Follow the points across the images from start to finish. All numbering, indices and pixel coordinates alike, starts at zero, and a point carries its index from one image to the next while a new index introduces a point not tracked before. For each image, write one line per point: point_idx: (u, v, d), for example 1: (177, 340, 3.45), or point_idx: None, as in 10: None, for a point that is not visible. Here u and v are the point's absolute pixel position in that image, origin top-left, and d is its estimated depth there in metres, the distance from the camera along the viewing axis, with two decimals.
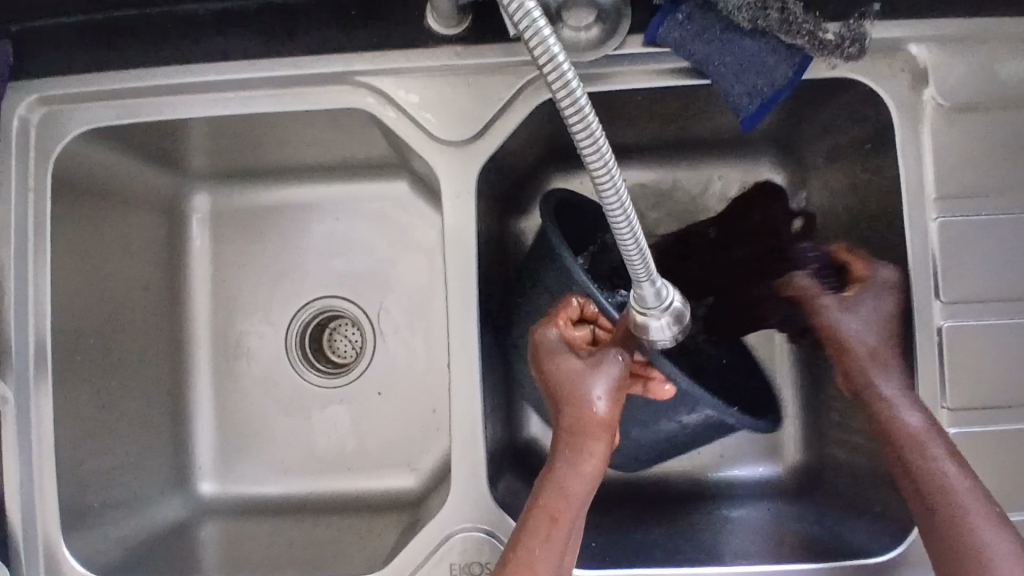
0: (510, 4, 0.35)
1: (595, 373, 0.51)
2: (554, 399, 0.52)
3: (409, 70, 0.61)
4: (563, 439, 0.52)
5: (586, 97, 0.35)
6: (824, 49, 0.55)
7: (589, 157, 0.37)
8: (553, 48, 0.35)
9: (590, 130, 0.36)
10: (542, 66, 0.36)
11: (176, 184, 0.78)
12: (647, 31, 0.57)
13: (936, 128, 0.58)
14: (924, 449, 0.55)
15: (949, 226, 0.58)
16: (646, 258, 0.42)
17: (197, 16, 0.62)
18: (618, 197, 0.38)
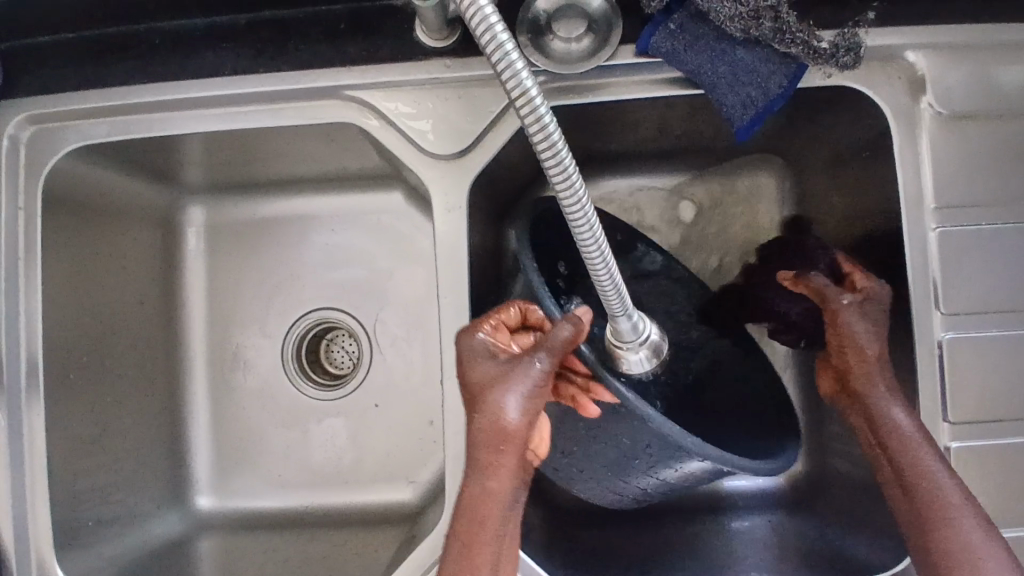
0: (484, 38, 0.36)
1: (507, 381, 0.47)
2: (469, 409, 0.49)
3: (400, 84, 0.60)
4: (474, 454, 0.48)
5: (560, 133, 0.36)
6: (818, 57, 0.54)
7: (559, 184, 0.38)
8: (526, 82, 0.36)
9: (559, 160, 0.37)
10: (515, 98, 0.37)
11: (170, 198, 0.78)
12: (638, 43, 0.56)
13: (934, 137, 0.57)
14: (917, 452, 0.53)
15: (949, 236, 0.57)
16: (622, 296, 0.44)
17: (186, 33, 0.62)
18: (587, 223, 0.40)
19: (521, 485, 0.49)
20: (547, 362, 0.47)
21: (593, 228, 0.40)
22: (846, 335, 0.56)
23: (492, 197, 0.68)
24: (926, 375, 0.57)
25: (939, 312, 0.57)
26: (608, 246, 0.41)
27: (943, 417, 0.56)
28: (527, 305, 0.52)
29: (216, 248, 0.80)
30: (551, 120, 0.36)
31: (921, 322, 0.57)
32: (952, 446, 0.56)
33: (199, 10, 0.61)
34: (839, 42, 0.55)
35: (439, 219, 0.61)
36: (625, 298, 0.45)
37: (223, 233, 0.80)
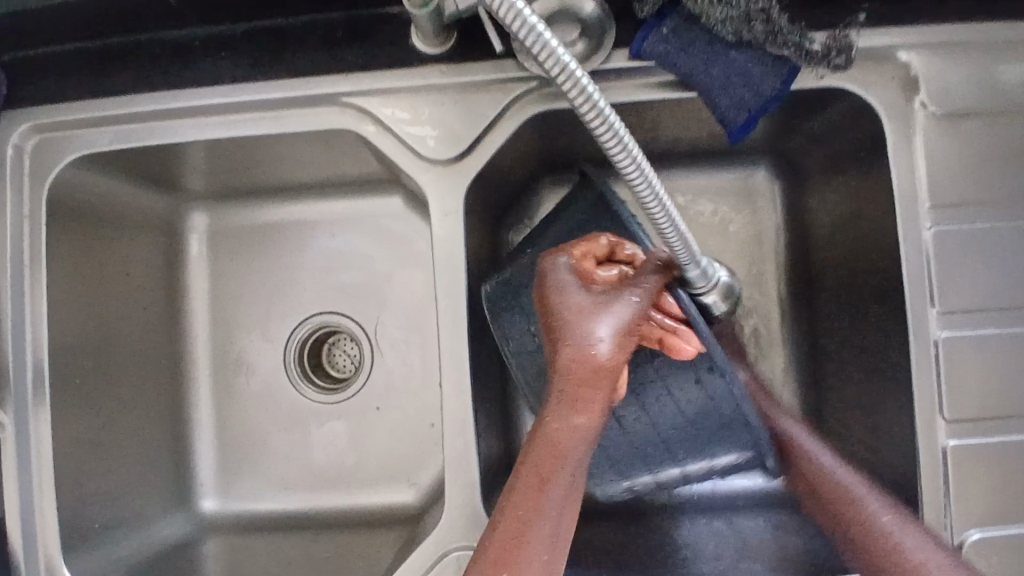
0: (512, 23, 0.40)
1: (603, 311, 0.48)
2: (554, 336, 0.48)
3: (397, 90, 0.61)
4: (561, 383, 0.47)
5: (600, 96, 0.41)
6: (811, 58, 0.55)
7: (617, 154, 0.42)
8: (562, 57, 0.40)
9: (614, 132, 0.41)
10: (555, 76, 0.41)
11: (174, 204, 0.78)
12: (632, 47, 0.57)
13: (927, 136, 0.57)
14: (823, 471, 0.60)
15: (944, 235, 0.57)
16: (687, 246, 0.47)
17: (187, 43, 0.63)
18: (646, 183, 0.43)
19: (605, 423, 0.49)
20: (642, 296, 0.48)
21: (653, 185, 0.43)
22: None
23: (489, 201, 0.68)
24: (922, 373, 0.57)
25: (935, 310, 0.57)
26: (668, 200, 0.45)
27: (940, 415, 0.57)
28: (615, 240, 0.53)
29: (219, 253, 0.81)
30: (599, 97, 0.41)
31: (917, 321, 0.57)
32: (949, 444, 0.56)
33: (198, 20, 0.62)
34: (832, 43, 0.55)
35: (435, 224, 0.61)
36: (693, 249, 0.48)
37: (226, 238, 0.81)
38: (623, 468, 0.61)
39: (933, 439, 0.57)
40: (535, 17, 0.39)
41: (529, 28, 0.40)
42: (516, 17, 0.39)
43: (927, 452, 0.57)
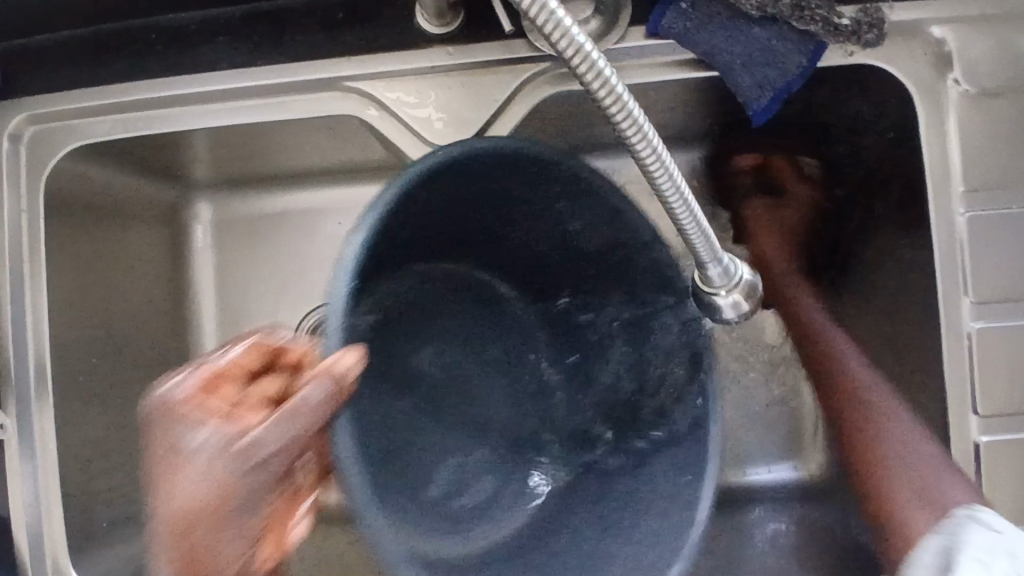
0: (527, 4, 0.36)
1: (213, 453, 0.41)
2: (161, 481, 0.43)
3: (401, 73, 0.58)
4: (173, 540, 0.42)
5: (622, 85, 0.39)
6: (840, 33, 0.52)
7: (631, 137, 0.40)
8: (580, 42, 0.38)
9: (629, 113, 0.39)
10: (571, 62, 0.38)
11: (178, 193, 0.76)
12: (648, 23, 0.54)
13: (960, 116, 0.54)
14: (902, 452, 0.56)
15: (978, 220, 0.54)
16: (708, 240, 0.44)
17: (183, 28, 0.61)
18: (666, 172, 0.41)
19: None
20: (262, 437, 0.42)
21: (671, 172, 0.41)
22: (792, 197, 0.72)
23: None
24: (954, 366, 0.55)
25: (970, 299, 0.54)
26: (688, 190, 0.42)
27: (971, 410, 0.54)
28: (284, 348, 0.48)
29: (224, 243, 0.80)
30: (613, 77, 0.39)
31: (949, 311, 0.55)
32: (980, 438, 0.54)
33: (193, 3, 0.59)
34: (862, 16, 0.52)
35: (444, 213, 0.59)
36: (716, 245, 0.45)
37: (231, 228, 0.79)
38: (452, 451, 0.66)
39: (965, 434, 0.55)
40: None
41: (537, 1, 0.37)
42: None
43: (958, 446, 0.55)
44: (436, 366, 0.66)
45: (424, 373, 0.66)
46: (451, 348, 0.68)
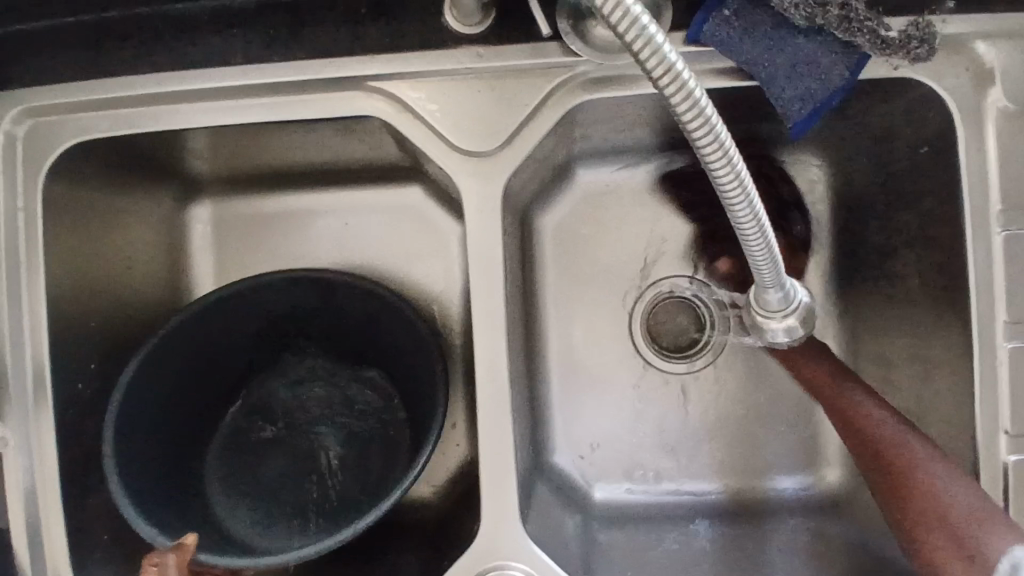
0: (616, 16, 0.35)
1: None
2: None
3: (428, 73, 0.55)
4: None
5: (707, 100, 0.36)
6: (882, 48, 0.51)
7: (715, 160, 0.38)
8: (668, 56, 0.36)
9: (716, 139, 0.37)
10: (655, 76, 0.36)
11: (179, 190, 0.72)
12: (689, 30, 0.52)
13: (1001, 132, 0.54)
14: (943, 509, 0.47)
15: (1016, 239, 0.54)
16: (773, 260, 0.43)
17: (193, 17, 0.57)
18: (743, 196, 0.40)
19: None
20: None
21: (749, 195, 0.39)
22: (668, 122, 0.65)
23: (519, 192, 0.63)
24: (987, 385, 0.54)
25: (1003, 319, 0.54)
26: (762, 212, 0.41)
27: (1003, 429, 0.54)
28: None
29: (222, 241, 0.75)
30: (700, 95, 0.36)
31: (983, 329, 0.54)
32: (1007, 460, 0.54)
33: None
34: (911, 34, 0.51)
35: (470, 220, 0.56)
36: (781, 267, 0.44)
37: (232, 228, 0.75)
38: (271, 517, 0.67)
39: (994, 453, 0.54)
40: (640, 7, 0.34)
41: (631, 19, 0.35)
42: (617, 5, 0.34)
43: (990, 467, 0.54)
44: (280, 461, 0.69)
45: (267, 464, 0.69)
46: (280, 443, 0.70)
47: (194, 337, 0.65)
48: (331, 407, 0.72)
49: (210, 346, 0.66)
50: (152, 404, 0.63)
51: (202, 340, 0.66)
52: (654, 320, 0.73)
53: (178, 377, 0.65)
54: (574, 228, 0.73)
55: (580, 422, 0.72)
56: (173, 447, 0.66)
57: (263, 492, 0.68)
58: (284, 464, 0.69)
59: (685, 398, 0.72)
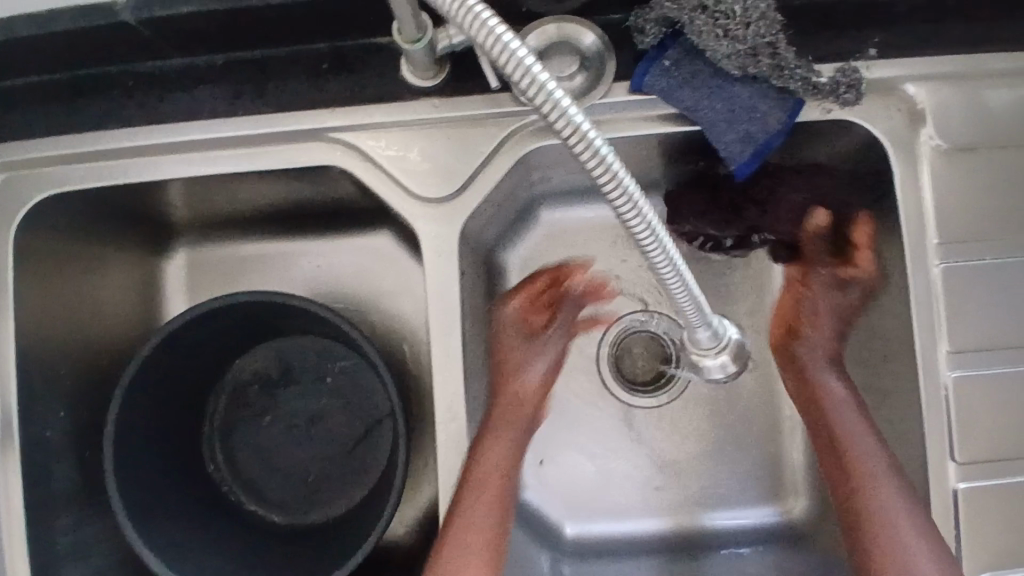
0: (521, 79, 0.34)
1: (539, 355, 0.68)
2: None
3: (385, 123, 0.58)
4: None
5: (616, 159, 0.36)
6: (805, 96, 0.54)
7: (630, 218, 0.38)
8: (574, 116, 0.35)
9: (630, 199, 0.37)
10: (563, 135, 0.36)
11: (155, 238, 0.74)
12: (632, 81, 0.55)
13: (934, 170, 0.56)
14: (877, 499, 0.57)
15: (954, 272, 0.56)
16: (695, 301, 0.43)
17: (162, 75, 0.60)
18: (659, 245, 0.39)
19: None
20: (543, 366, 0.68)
21: (665, 245, 0.39)
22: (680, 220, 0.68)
23: (480, 235, 0.65)
24: (934, 414, 0.56)
25: (945, 349, 0.56)
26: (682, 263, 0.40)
27: (950, 457, 0.56)
28: None
29: (196, 285, 0.76)
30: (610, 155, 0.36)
31: (926, 360, 0.56)
32: (956, 487, 0.55)
33: (175, 51, 0.59)
34: (836, 85, 0.54)
35: (429, 264, 0.58)
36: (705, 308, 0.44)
37: (205, 273, 0.76)
38: (265, 498, 0.72)
39: (943, 481, 0.56)
40: (549, 77, 0.34)
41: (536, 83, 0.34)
42: (526, 74, 0.34)
43: (938, 494, 0.56)
44: (260, 452, 0.72)
45: (254, 452, 0.72)
46: (261, 436, 0.73)
47: (164, 368, 0.67)
48: (305, 401, 0.73)
49: (180, 361, 0.68)
50: (126, 445, 0.65)
51: (173, 367, 0.68)
52: (618, 355, 0.74)
53: (149, 416, 0.67)
54: (538, 267, 0.74)
55: (547, 453, 0.73)
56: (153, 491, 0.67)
57: (251, 481, 0.72)
58: (265, 451, 0.72)
59: (648, 432, 0.73)
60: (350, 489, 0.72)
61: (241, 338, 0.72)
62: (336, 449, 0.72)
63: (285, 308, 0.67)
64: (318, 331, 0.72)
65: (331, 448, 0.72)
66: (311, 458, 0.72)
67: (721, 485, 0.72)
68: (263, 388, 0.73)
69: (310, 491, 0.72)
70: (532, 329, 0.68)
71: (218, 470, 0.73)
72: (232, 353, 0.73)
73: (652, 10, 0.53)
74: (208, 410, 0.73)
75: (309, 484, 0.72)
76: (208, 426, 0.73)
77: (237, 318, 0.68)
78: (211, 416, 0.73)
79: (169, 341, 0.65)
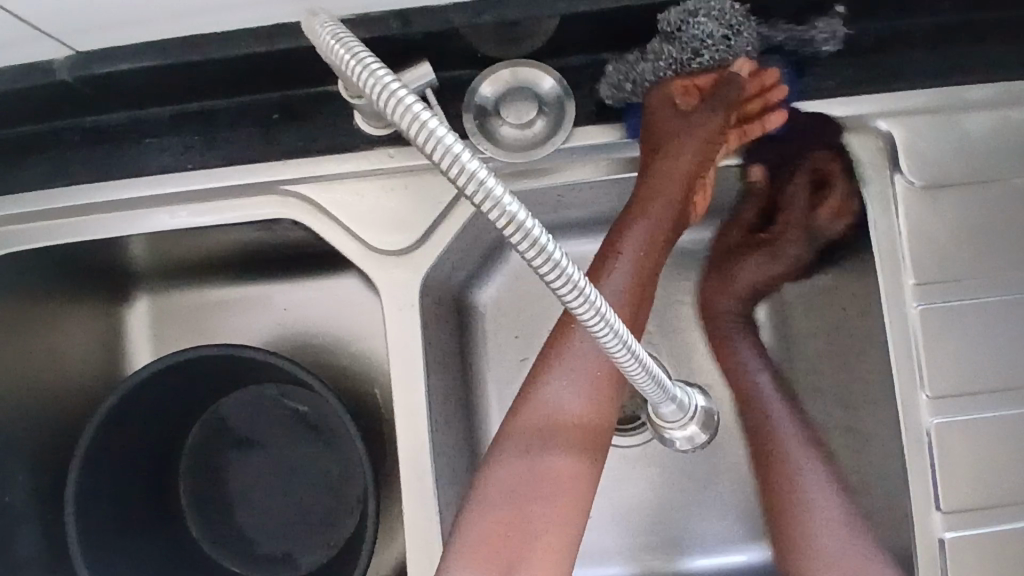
0: (451, 169, 0.31)
1: (693, 125, 0.57)
2: None
3: (341, 175, 0.56)
4: None
5: (560, 250, 0.33)
6: (791, 56, 0.57)
7: (573, 302, 0.35)
8: (510, 207, 0.32)
9: (575, 286, 0.34)
10: (501, 229, 0.33)
11: (117, 289, 0.72)
12: (628, 125, 0.56)
13: (910, 207, 0.55)
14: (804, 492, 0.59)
15: (931, 313, 0.55)
16: (654, 377, 0.41)
17: (111, 130, 0.58)
18: (610, 329, 0.37)
19: None
20: (698, 140, 0.57)
21: (616, 330, 0.37)
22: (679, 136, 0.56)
23: (447, 282, 0.63)
24: (915, 456, 0.54)
25: (925, 395, 0.54)
26: (631, 337, 0.38)
27: (935, 506, 0.54)
28: None
29: (162, 335, 0.75)
30: (553, 247, 0.33)
31: (907, 405, 0.54)
32: (943, 535, 0.53)
33: (122, 106, 0.57)
34: (815, 33, 0.54)
35: (389, 318, 0.56)
36: (663, 381, 0.42)
37: (169, 322, 0.75)
38: (238, 550, 0.70)
39: (929, 531, 0.54)
40: (477, 162, 0.31)
41: (468, 174, 0.31)
42: (454, 161, 0.31)
43: (924, 545, 0.54)
44: (232, 503, 0.71)
45: (226, 503, 0.71)
46: (233, 486, 0.71)
47: (127, 424, 0.65)
48: (276, 450, 0.71)
49: (140, 417, 0.66)
50: (90, 507, 0.63)
51: (136, 424, 0.66)
52: None
53: (111, 474, 0.65)
54: (510, 309, 0.72)
55: None
56: (121, 552, 0.65)
57: (222, 534, 0.70)
58: (237, 502, 0.71)
59: (627, 474, 0.70)
60: (319, 542, 0.70)
61: (209, 388, 0.70)
62: (308, 499, 0.70)
63: (249, 360, 0.65)
64: (286, 379, 0.69)
65: (303, 499, 0.70)
66: (282, 509, 0.70)
67: (705, 526, 0.70)
68: (233, 438, 0.72)
69: (281, 543, 0.70)
70: (565, 328, 0.56)
71: (190, 522, 0.71)
72: (200, 403, 0.71)
73: (609, 77, 0.55)
74: (179, 461, 0.72)
75: (281, 536, 0.70)
76: (178, 477, 0.72)
77: (201, 370, 0.66)
78: (184, 466, 0.72)
79: (131, 398, 0.63)
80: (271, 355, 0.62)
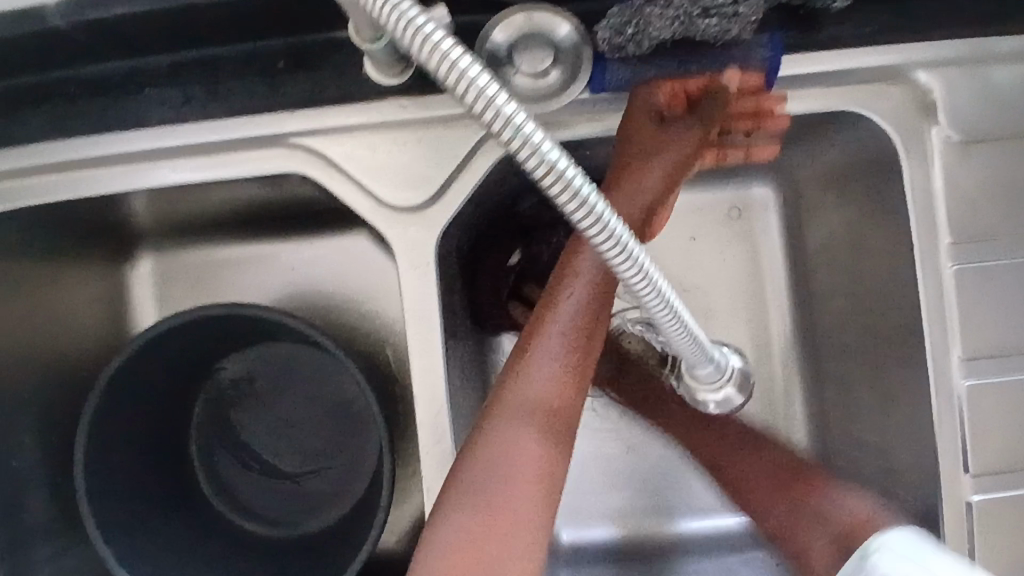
0: (489, 114, 0.31)
1: (669, 148, 0.56)
2: None
3: (352, 128, 0.54)
4: None
5: (601, 201, 0.33)
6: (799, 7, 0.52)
7: (614, 255, 0.34)
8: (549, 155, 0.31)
9: (616, 238, 0.34)
10: (541, 177, 0.32)
11: (119, 248, 0.70)
12: (592, 82, 0.53)
13: (948, 162, 0.53)
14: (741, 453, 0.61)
15: (966, 273, 0.53)
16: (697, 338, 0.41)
17: (107, 80, 0.55)
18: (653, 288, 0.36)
19: None
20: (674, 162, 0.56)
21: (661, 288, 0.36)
22: (658, 164, 0.55)
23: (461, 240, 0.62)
24: (944, 417, 0.53)
25: (958, 356, 0.53)
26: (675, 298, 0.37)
27: (964, 468, 0.53)
28: None
29: (167, 295, 0.73)
30: (594, 196, 0.33)
31: (939, 366, 0.53)
32: (973, 498, 0.52)
33: (118, 55, 0.54)
34: None
35: (403, 276, 0.54)
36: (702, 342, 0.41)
37: (174, 282, 0.73)
38: (253, 510, 0.70)
39: (958, 493, 0.53)
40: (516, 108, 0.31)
41: (506, 120, 0.31)
42: (492, 107, 0.31)
43: (949, 506, 0.53)
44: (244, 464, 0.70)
45: (240, 463, 0.70)
46: (246, 445, 0.70)
47: (137, 384, 0.64)
48: (287, 410, 0.70)
49: (149, 378, 0.64)
50: (101, 468, 0.62)
51: (144, 385, 0.64)
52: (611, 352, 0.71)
53: (123, 434, 0.64)
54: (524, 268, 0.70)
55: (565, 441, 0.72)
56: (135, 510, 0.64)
57: (237, 494, 0.70)
58: (251, 462, 0.70)
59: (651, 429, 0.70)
60: (335, 499, 0.69)
61: (219, 348, 0.69)
62: (321, 459, 0.70)
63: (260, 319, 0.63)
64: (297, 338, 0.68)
65: (315, 458, 0.70)
66: (297, 469, 0.70)
67: None
68: (245, 399, 0.71)
69: (295, 502, 0.70)
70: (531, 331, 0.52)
71: (203, 483, 0.70)
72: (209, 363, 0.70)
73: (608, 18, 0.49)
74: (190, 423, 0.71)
75: (295, 495, 0.70)
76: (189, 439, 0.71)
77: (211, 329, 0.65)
78: (194, 428, 0.71)
79: (139, 358, 0.62)
80: (285, 315, 0.60)
